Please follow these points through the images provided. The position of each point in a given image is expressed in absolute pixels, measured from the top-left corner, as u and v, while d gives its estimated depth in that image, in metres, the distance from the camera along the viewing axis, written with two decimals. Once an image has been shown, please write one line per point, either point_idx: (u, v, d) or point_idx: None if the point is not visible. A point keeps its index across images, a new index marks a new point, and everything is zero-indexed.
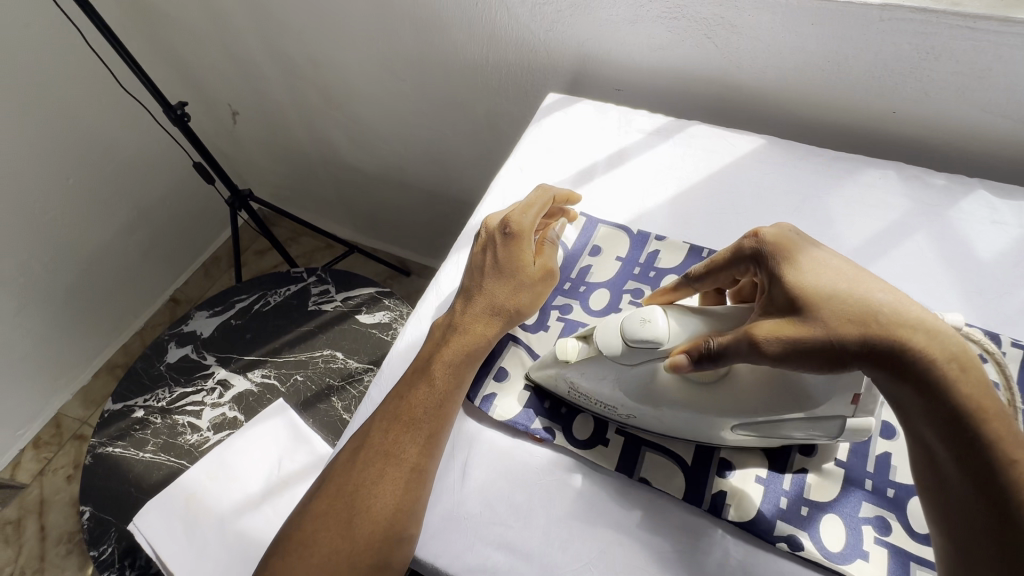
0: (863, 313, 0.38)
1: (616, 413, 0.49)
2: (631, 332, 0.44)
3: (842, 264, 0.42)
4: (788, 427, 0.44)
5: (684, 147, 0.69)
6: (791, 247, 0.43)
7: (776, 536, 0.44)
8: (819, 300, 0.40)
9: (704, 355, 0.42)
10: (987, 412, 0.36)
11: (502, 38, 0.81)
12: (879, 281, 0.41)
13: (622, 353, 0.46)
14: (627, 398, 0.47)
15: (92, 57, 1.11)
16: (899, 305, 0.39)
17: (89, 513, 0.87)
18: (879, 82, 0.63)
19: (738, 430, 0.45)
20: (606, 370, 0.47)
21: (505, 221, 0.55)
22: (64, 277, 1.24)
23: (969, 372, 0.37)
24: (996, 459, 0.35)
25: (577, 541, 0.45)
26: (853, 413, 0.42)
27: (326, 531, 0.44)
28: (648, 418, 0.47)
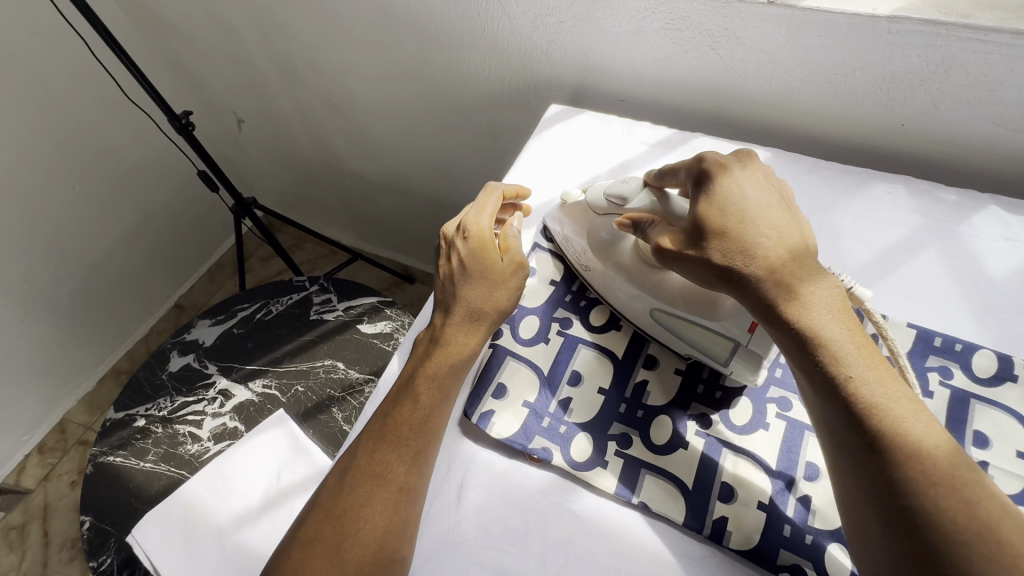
0: (731, 252, 0.44)
1: (579, 262, 0.60)
2: (612, 187, 0.56)
3: (736, 206, 0.45)
4: (695, 327, 0.51)
5: (688, 160, 0.68)
6: (717, 176, 0.48)
7: (779, 565, 0.43)
8: (699, 241, 0.45)
9: (640, 225, 0.52)
10: (831, 335, 0.39)
11: (505, 49, 0.81)
12: (770, 221, 0.45)
13: (599, 204, 0.57)
14: (590, 247, 0.58)
15: (99, 66, 1.12)
16: (767, 244, 0.43)
17: (89, 522, 0.87)
18: (888, 95, 0.61)
19: (653, 312, 0.53)
20: (589, 220, 0.59)
21: (464, 228, 0.55)
22: (69, 283, 1.25)
23: (820, 304, 0.40)
24: (832, 376, 0.38)
25: (573, 567, 0.44)
26: (750, 343, 0.48)
27: (314, 556, 0.43)
28: (597, 274, 0.58)
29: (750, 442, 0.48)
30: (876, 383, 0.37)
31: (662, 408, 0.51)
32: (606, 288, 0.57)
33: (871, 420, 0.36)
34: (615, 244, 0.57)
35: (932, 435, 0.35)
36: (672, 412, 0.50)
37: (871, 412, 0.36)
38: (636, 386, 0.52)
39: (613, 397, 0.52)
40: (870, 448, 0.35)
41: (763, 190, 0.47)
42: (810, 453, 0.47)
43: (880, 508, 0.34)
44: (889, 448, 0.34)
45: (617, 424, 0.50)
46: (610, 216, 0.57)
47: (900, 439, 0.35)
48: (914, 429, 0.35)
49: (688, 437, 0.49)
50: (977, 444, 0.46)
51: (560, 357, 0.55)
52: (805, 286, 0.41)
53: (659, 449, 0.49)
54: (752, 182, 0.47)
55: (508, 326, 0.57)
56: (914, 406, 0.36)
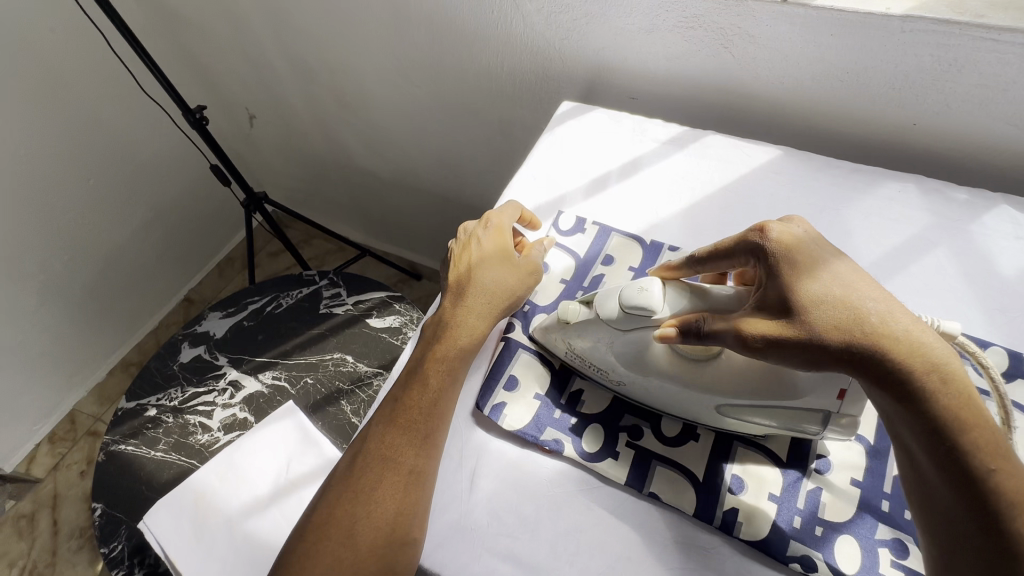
0: (852, 327, 0.39)
1: (605, 377, 0.51)
2: (628, 298, 0.47)
3: (836, 273, 0.42)
4: (773, 411, 0.45)
5: (699, 156, 0.69)
6: (797, 244, 0.43)
7: (788, 556, 0.43)
8: (806, 312, 0.40)
9: (693, 332, 0.44)
10: (970, 421, 0.36)
11: (517, 46, 0.82)
12: (870, 286, 0.41)
13: (618, 319, 0.48)
14: (618, 361, 0.50)
15: (115, 60, 1.14)
16: (886, 312, 0.39)
17: (101, 509, 0.88)
18: (901, 93, 0.62)
19: (721, 409, 0.47)
20: (604, 334, 0.50)
21: (485, 222, 0.58)
22: (82, 275, 1.26)
23: (956, 386, 0.37)
24: (977, 469, 0.35)
25: (584, 555, 0.44)
26: (840, 409, 0.43)
27: (328, 539, 0.44)
28: (636, 385, 0.50)
29: (761, 436, 0.49)
30: (1015, 474, 0.35)
31: None
32: (646, 390, 0.50)
33: (1019, 520, 0.34)
34: (645, 350, 0.49)
35: None
36: None
37: (1012, 508, 0.34)
38: None
39: (624, 391, 0.53)
40: (1014, 550, 0.34)
41: (843, 253, 0.44)
42: (820, 447, 0.47)
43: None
44: None
45: (628, 416, 0.51)
46: (633, 326, 0.48)
47: None
48: None
49: (698, 430, 0.50)
50: None
51: None
52: (932, 355, 0.38)
53: (669, 441, 0.49)
54: (831, 244, 0.44)
55: (520, 320, 0.57)
56: None
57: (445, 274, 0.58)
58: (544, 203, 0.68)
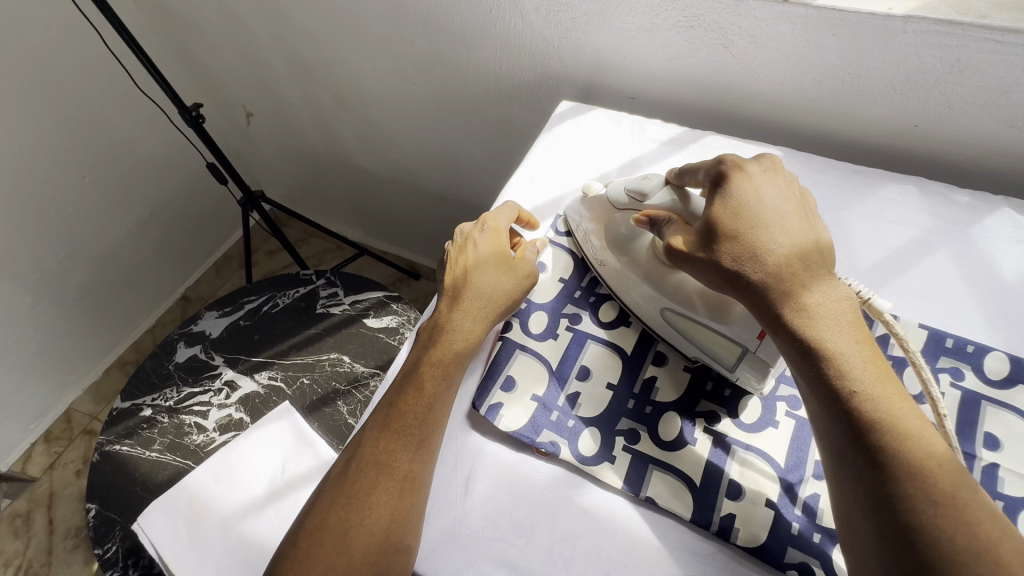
0: (744, 257, 0.44)
1: (595, 259, 0.59)
2: (632, 183, 0.56)
3: (752, 212, 0.45)
4: (705, 331, 0.50)
5: (699, 158, 0.68)
6: (731, 185, 0.47)
7: (786, 563, 0.42)
8: (711, 244, 0.46)
9: (655, 224, 0.52)
10: (838, 346, 0.39)
11: (516, 45, 0.81)
12: (788, 227, 0.44)
13: (619, 199, 0.57)
14: (607, 245, 0.58)
15: (111, 57, 1.13)
16: (781, 249, 0.43)
17: (95, 510, 0.87)
18: (902, 95, 0.61)
19: (663, 312, 0.53)
20: (606, 215, 0.58)
21: (481, 223, 0.57)
22: (78, 273, 1.25)
23: (829, 316, 0.40)
24: (838, 388, 0.38)
25: (580, 561, 0.44)
26: (757, 350, 0.47)
27: (320, 546, 0.43)
28: (612, 271, 0.57)
29: (759, 440, 0.48)
30: (881, 394, 0.37)
31: (671, 404, 0.51)
32: (618, 282, 0.57)
33: (876, 436, 0.36)
34: (634, 240, 0.56)
35: (932, 452, 0.35)
36: (681, 408, 0.50)
37: (874, 421, 0.36)
38: (645, 382, 0.52)
39: (621, 393, 0.52)
40: (872, 463, 0.36)
41: (786, 195, 0.47)
42: (820, 452, 0.47)
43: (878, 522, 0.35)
44: (889, 466, 0.35)
45: (625, 420, 0.50)
46: (629, 211, 0.56)
47: (899, 455, 0.35)
48: (916, 448, 0.35)
49: (696, 433, 0.49)
50: (988, 446, 0.46)
51: (569, 351, 0.55)
52: (813, 291, 0.41)
53: (667, 444, 0.48)
54: (775, 187, 0.47)
55: (517, 320, 0.56)
56: (919, 426, 0.36)
57: (440, 277, 0.57)
58: (542, 204, 0.67)
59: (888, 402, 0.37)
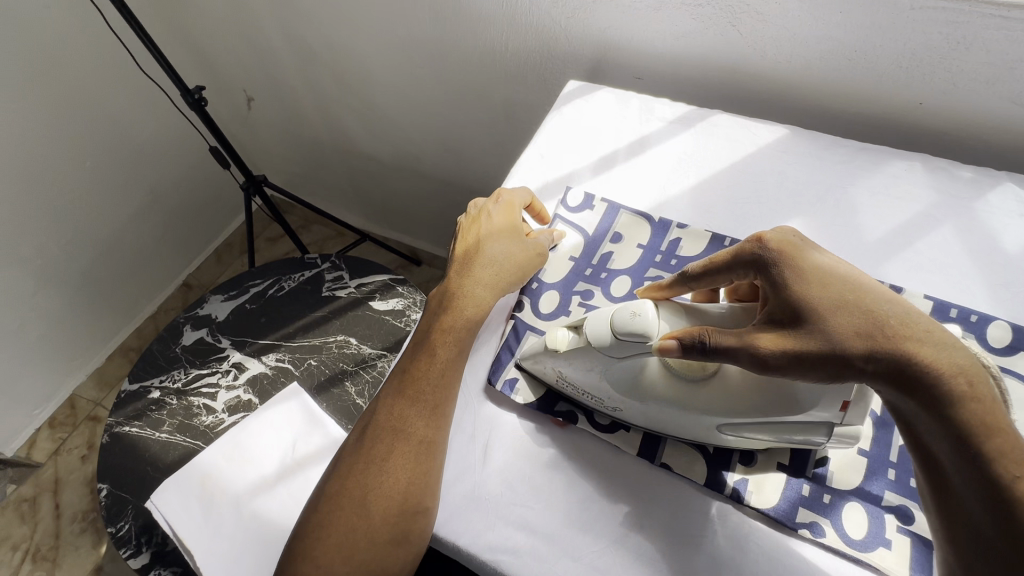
0: (869, 330, 0.38)
1: (604, 405, 0.49)
2: (621, 324, 0.44)
3: (848, 277, 0.41)
4: (776, 426, 0.44)
5: (706, 136, 0.69)
6: (807, 249, 0.43)
7: (797, 522, 0.44)
8: (822, 313, 0.40)
9: (695, 347, 0.41)
10: (998, 428, 0.35)
11: (523, 25, 0.81)
12: (885, 292, 0.41)
13: (610, 345, 0.45)
14: (614, 389, 0.47)
15: (112, 40, 1.12)
16: (905, 322, 0.39)
17: (106, 490, 0.88)
18: (907, 72, 0.62)
19: (722, 430, 0.45)
20: (595, 360, 0.46)
21: (496, 198, 0.58)
22: (81, 259, 1.25)
23: (980, 392, 0.36)
24: (1010, 482, 0.33)
25: (597, 523, 0.45)
26: (843, 420, 0.42)
27: (342, 510, 0.44)
28: (636, 411, 0.47)
29: None
30: None
31: None
32: (654, 417, 0.47)
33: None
34: (639, 375, 0.46)
35: None
36: None
37: None
38: None
39: None
40: None
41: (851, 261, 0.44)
42: None
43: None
44: None
45: None
46: (628, 352, 0.45)
47: None
48: None
49: None
50: None
51: None
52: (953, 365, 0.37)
53: None
54: (842, 253, 0.44)
55: (529, 296, 0.57)
56: None
57: (450, 247, 0.58)
58: (553, 181, 0.68)
59: None
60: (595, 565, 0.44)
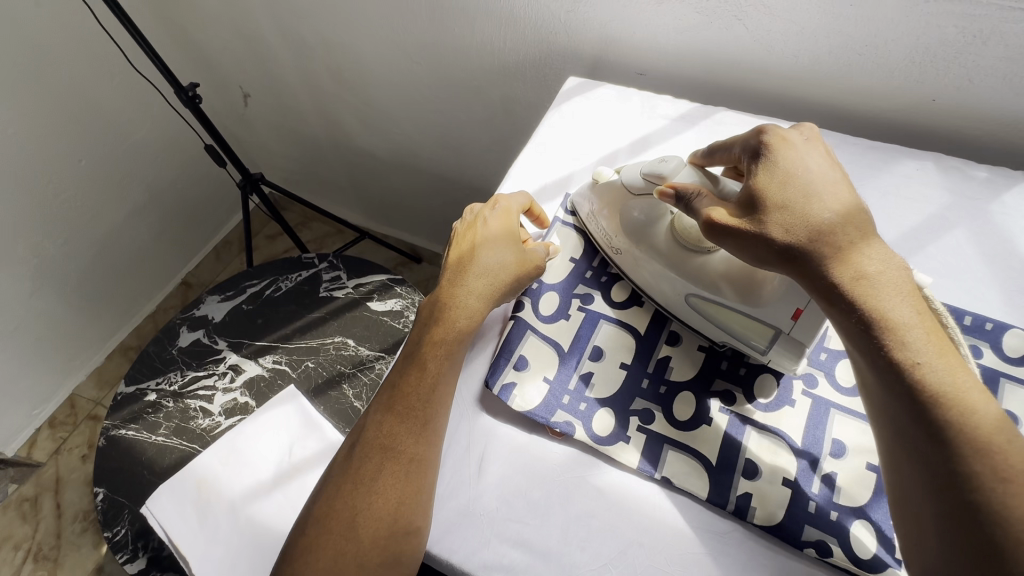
0: (798, 226, 0.42)
1: (609, 246, 0.57)
2: (648, 166, 0.53)
3: (799, 179, 0.44)
4: (733, 315, 0.49)
5: (711, 134, 0.66)
6: (779, 151, 0.46)
7: (804, 541, 0.42)
8: (757, 213, 0.43)
9: (684, 200, 0.48)
10: (902, 317, 0.38)
11: (521, 20, 0.79)
12: (833, 192, 0.43)
13: (637, 184, 0.53)
14: (623, 228, 0.55)
15: (105, 37, 1.10)
16: (836, 222, 0.42)
17: (103, 494, 0.87)
18: (920, 69, 0.59)
19: (687, 300, 0.51)
20: (621, 199, 0.55)
21: (492, 203, 0.56)
22: (77, 259, 1.24)
23: (890, 286, 0.39)
24: (903, 363, 0.37)
25: (596, 540, 0.44)
26: (792, 331, 0.46)
27: (330, 532, 0.43)
28: (629, 255, 0.55)
29: (775, 420, 0.48)
30: (947, 369, 0.37)
31: (686, 383, 0.50)
32: (636, 268, 0.55)
33: (944, 411, 0.36)
34: (652, 223, 0.54)
35: (1000, 424, 0.35)
36: (696, 387, 0.50)
37: (942, 399, 0.36)
38: (659, 361, 0.52)
39: (635, 373, 0.51)
40: (943, 439, 0.35)
41: (828, 160, 0.46)
42: (836, 430, 0.47)
43: (942, 498, 0.35)
44: (958, 442, 0.35)
45: (639, 400, 0.50)
46: (646, 194, 0.53)
47: (970, 431, 0.35)
48: (986, 425, 0.35)
49: (711, 413, 0.48)
50: None
51: (581, 332, 0.54)
52: (868, 261, 0.40)
53: (682, 424, 0.48)
54: (813, 151, 0.46)
55: (529, 299, 0.55)
56: (984, 398, 0.36)
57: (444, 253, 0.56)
58: (551, 180, 0.66)
59: (955, 377, 0.37)
60: None
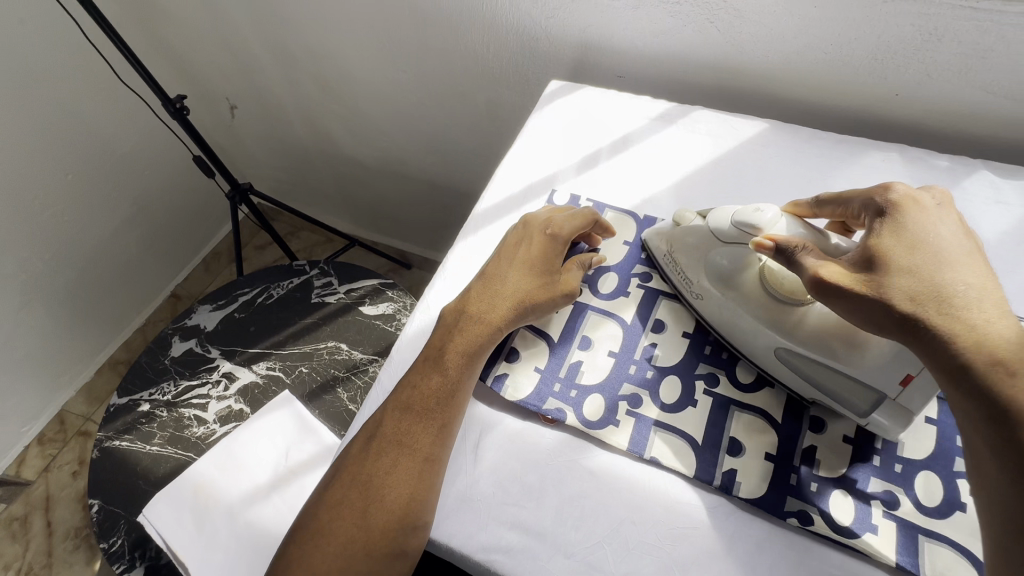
0: (924, 297, 0.40)
1: (688, 291, 0.54)
2: (741, 217, 0.49)
3: (927, 250, 0.42)
4: (830, 376, 0.46)
5: (689, 132, 0.69)
6: (909, 217, 0.45)
7: (786, 511, 0.44)
8: (877, 277, 0.42)
9: (786, 251, 0.46)
10: None
11: (503, 27, 0.81)
12: (970, 271, 0.41)
13: (726, 232, 0.50)
14: (707, 276, 0.53)
15: (91, 51, 1.11)
16: (965, 300, 0.39)
17: (98, 506, 0.87)
18: (881, 65, 0.63)
19: (778, 353, 0.48)
20: (708, 244, 0.52)
21: (546, 224, 0.57)
22: (65, 273, 1.24)
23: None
24: None
25: (589, 519, 0.45)
26: (897, 397, 0.44)
27: (342, 520, 0.45)
28: (711, 304, 0.52)
29: (756, 399, 0.50)
30: None
31: (671, 368, 0.52)
32: (722, 317, 0.52)
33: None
34: (738, 272, 0.51)
35: None
36: (681, 371, 0.52)
37: None
38: (646, 347, 0.54)
39: (623, 359, 0.53)
40: None
41: (964, 235, 0.44)
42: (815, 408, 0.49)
43: None
44: None
45: (627, 385, 0.52)
46: (738, 244, 0.50)
47: None
48: None
49: (696, 395, 0.50)
50: None
51: (571, 323, 0.56)
52: (1007, 343, 0.37)
53: (668, 406, 0.50)
54: (950, 226, 0.44)
55: None
56: None
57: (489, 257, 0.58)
58: (538, 180, 0.68)
59: None
60: (588, 560, 0.44)
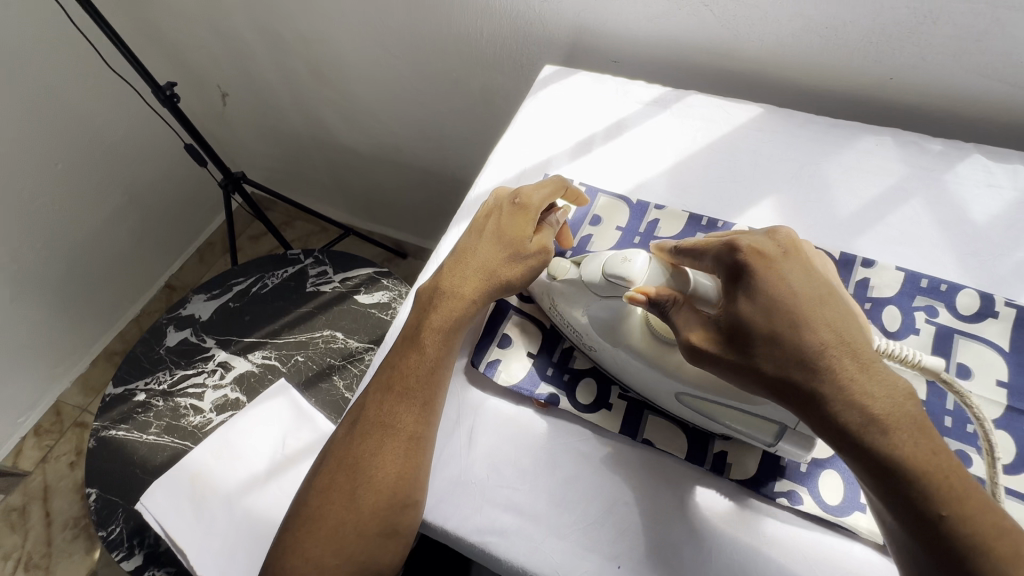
0: (792, 363, 0.38)
1: (582, 342, 0.52)
2: (612, 266, 0.47)
3: (783, 300, 0.39)
4: (728, 412, 0.44)
5: (683, 117, 0.69)
6: (758, 262, 0.41)
7: (776, 492, 0.45)
8: (746, 345, 0.39)
9: (659, 304, 0.43)
10: (919, 461, 0.34)
11: (497, 11, 0.81)
12: (828, 315, 0.39)
13: (597, 284, 0.48)
14: (593, 329, 0.49)
15: (80, 38, 1.09)
16: (831, 353, 0.37)
17: (96, 494, 0.87)
18: (876, 48, 0.63)
19: (679, 397, 0.46)
20: (584, 298, 0.50)
21: (515, 195, 0.56)
22: (57, 264, 1.23)
23: (901, 426, 0.35)
24: (923, 514, 0.34)
25: (582, 502, 0.46)
26: (796, 427, 0.42)
27: (332, 503, 0.45)
28: (607, 355, 0.50)
29: None
30: (972, 520, 0.33)
31: None
32: (621, 367, 0.49)
33: (976, 561, 0.32)
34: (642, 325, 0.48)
35: None
36: None
37: (970, 553, 0.32)
38: None
39: None
40: None
41: (804, 270, 0.41)
42: None
43: None
44: None
45: None
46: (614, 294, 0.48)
47: None
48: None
49: None
50: (960, 375, 0.49)
51: None
52: (875, 400, 0.36)
53: None
54: (800, 272, 0.41)
55: None
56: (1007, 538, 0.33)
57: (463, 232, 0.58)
58: (531, 166, 0.68)
59: (986, 521, 0.33)
60: (582, 541, 0.44)
